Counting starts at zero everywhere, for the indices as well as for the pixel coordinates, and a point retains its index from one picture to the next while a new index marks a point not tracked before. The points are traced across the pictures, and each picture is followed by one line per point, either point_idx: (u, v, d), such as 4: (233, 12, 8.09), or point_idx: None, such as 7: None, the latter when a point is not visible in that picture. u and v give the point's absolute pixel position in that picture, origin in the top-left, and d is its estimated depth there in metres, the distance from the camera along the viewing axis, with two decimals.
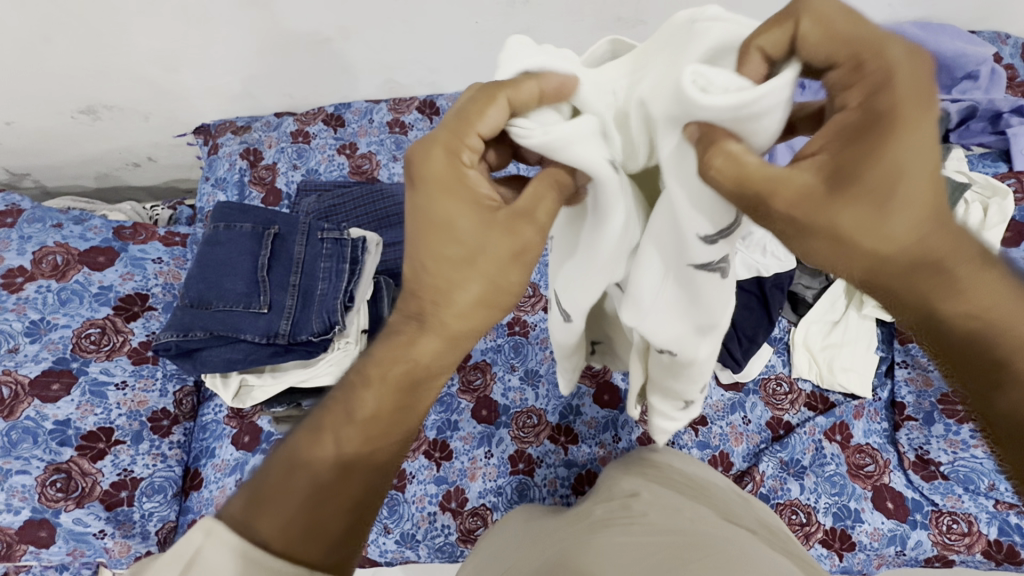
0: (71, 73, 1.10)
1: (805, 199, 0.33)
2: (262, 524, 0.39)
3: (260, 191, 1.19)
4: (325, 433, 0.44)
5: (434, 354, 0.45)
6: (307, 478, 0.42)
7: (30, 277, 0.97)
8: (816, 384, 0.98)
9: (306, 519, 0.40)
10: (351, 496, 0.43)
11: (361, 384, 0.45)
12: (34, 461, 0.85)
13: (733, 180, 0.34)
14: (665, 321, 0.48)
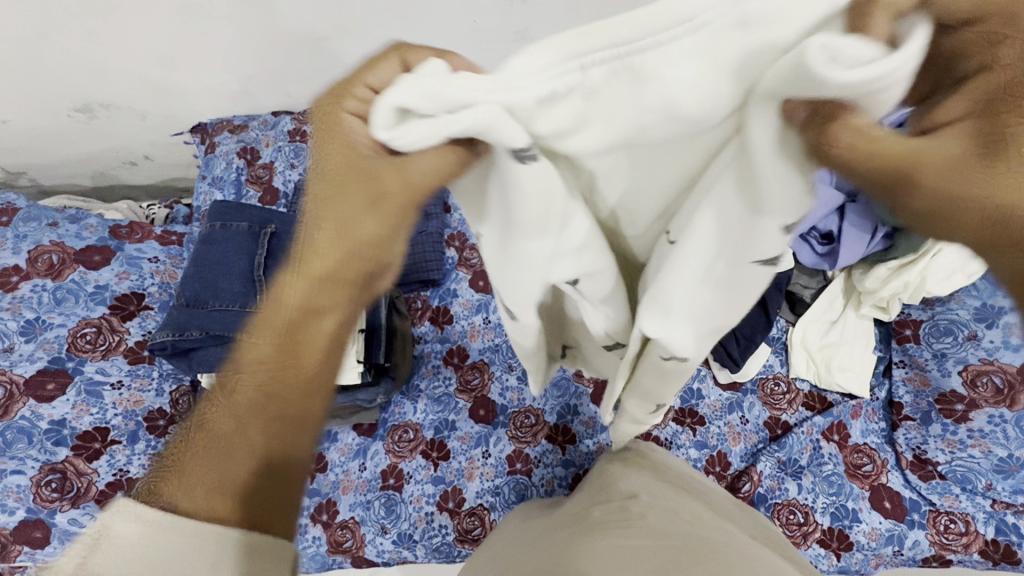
0: (67, 71, 1.10)
1: (955, 169, 0.26)
2: (169, 488, 0.38)
3: (258, 190, 1.20)
4: (217, 392, 0.41)
5: (302, 296, 0.35)
6: (212, 437, 0.40)
7: (26, 277, 0.97)
8: (814, 384, 0.98)
9: (213, 472, 0.38)
10: (254, 449, 0.39)
11: (254, 329, 0.38)
12: (30, 460, 0.84)
13: (866, 158, 0.25)
14: (690, 331, 0.40)
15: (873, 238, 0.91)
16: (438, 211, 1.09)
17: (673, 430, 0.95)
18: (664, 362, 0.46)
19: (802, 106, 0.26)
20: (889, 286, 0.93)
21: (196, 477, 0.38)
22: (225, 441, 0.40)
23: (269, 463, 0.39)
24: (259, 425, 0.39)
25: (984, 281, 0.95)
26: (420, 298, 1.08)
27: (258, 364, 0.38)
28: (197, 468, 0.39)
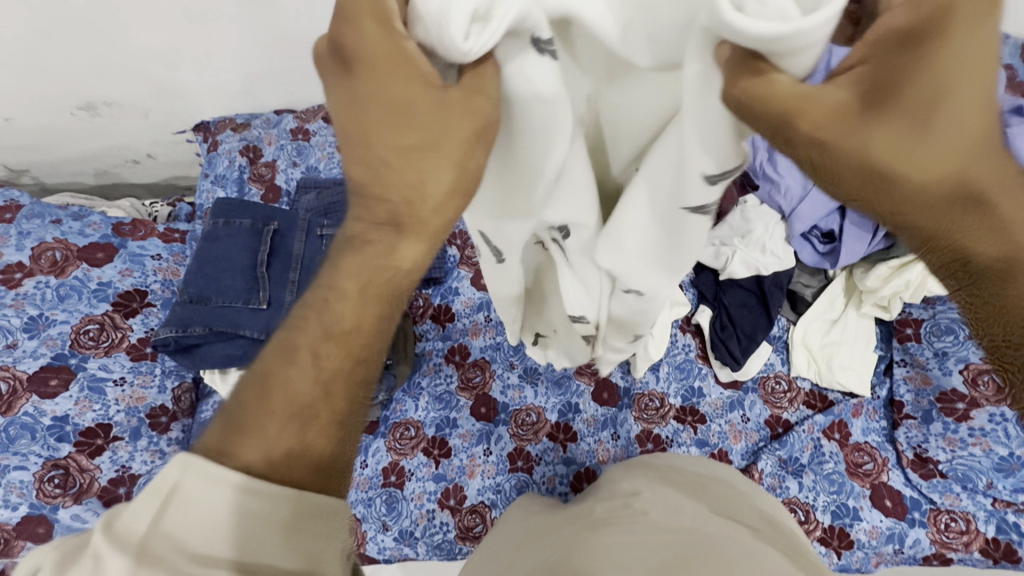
0: (71, 69, 1.10)
1: (837, 118, 0.29)
2: (240, 451, 0.38)
3: (259, 187, 1.22)
4: (301, 351, 0.41)
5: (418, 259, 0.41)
6: (287, 405, 0.40)
7: (29, 273, 0.97)
8: (815, 383, 0.98)
9: (292, 440, 0.39)
10: (337, 412, 0.41)
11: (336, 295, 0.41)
12: (32, 456, 0.85)
13: (759, 101, 0.28)
14: (649, 271, 0.47)
15: (874, 238, 0.93)
16: None
17: (674, 428, 0.96)
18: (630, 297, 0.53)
19: (728, 47, 0.28)
20: (889, 284, 0.93)
21: (268, 437, 0.39)
22: (305, 408, 0.40)
23: (344, 426, 0.42)
24: (339, 389, 0.42)
25: None
26: (421, 297, 1.08)
27: (356, 334, 0.42)
28: (267, 428, 0.39)
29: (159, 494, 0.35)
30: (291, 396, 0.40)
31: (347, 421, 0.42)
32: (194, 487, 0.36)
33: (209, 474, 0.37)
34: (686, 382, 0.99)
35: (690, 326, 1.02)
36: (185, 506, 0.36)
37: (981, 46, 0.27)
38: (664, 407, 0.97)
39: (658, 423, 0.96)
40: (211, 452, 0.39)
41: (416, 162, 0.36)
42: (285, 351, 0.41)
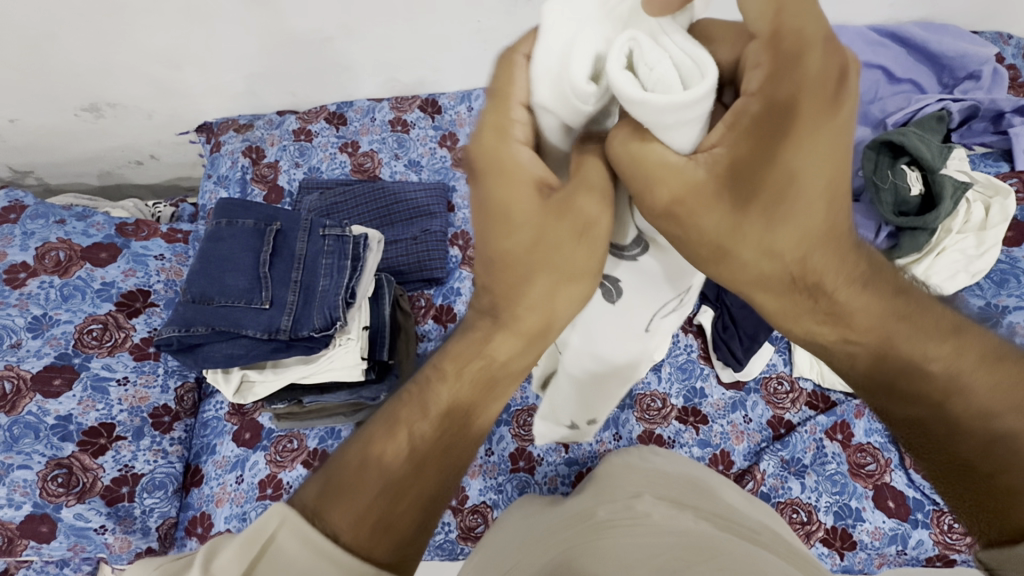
0: (75, 70, 1.11)
1: (697, 192, 0.35)
2: (333, 515, 0.37)
3: (262, 188, 1.20)
4: (404, 424, 0.42)
5: (511, 355, 0.44)
6: (382, 475, 0.39)
7: (33, 273, 0.97)
8: (817, 383, 0.98)
9: (383, 510, 0.38)
10: (426, 490, 0.40)
11: (439, 376, 0.44)
12: (36, 455, 0.85)
13: (632, 163, 0.35)
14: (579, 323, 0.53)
15: (877, 237, 0.92)
16: (442, 210, 1.12)
17: (676, 429, 0.95)
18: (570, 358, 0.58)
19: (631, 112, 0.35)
20: None
21: (362, 507, 0.37)
22: (399, 481, 0.39)
23: (427, 510, 0.40)
24: (431, 467, 0.41)
25: (987, 280, 0.91)
26: (423, 296, 1.08)
27: (454, 415, 0.43)
28: (363, 497, 0.38)
29: (255, 541, 0.33)
30: (384, 469, 0.39)
31: (433, 505, 0.41)
32: (291, 543, 0.34)
33: (305, 532, 0.34)
34: (688, 382, 0.99)
35: (692, 327, 1.04)
36: (276, 563, 0.33)
37: (819, 154, 0.33)
38: (666, 407, 0.97)
39: (660, 423, 0.96)
40: (304, 508, 0.37)
41: (506, 266, 0.41)
42: (389, 421, 0.42)
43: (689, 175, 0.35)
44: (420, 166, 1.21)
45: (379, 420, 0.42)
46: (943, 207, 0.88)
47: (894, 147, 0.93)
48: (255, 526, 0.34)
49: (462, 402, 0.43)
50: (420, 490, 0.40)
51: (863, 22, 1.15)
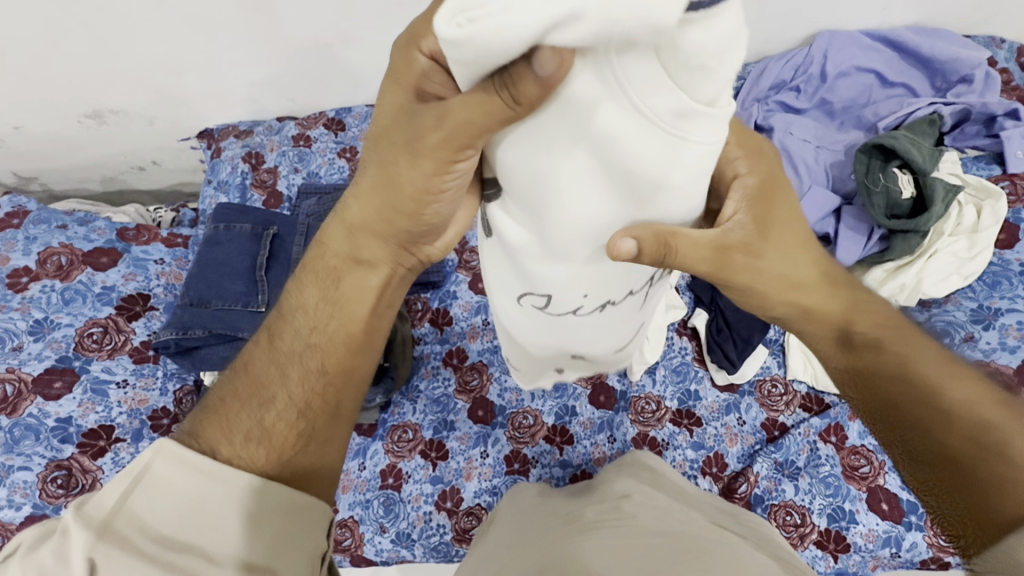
0: (77, 78, 1.13)
1: (751, 238, 0.50)
2: (211, 435, 0.47)
3: (261, 193, 1.21)
4: (269, 337, 0.52)
5: (345, 243, 0.52)
6: (256, 382, 0.50)
7: (35, 277, 0.99)
8: (812, 386, 0.98)
9: (254, 423, 0.47)
10: (293, 397, 0.49)
11: (300, 283, 0.54)
12: (36, 457, 0.87)
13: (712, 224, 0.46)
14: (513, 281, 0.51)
15: (869, 241, 0.94)
16: None
17: (670, 431, 0.96)
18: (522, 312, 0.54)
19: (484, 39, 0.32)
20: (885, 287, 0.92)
21: (236, 424, 0.47)
22: (265, 389, 0.49)
23: (302, 413, 0.49)
24: (293, 370, 0.50)
25: (979, 282, 0.91)
26: (420, 299, 1.09)
27: (307, 319, 0.52)
28: (238, 414, 0.48)
29: (134, 472, 0.42)
30: (256, 389, 0.49)
31: (308, 404, 0.49)
32: (169, 468, 0.43)
33: (183, 454, 0.43)
34: (683, 385, 0.99)
35: (687, 329, 1.04)
36: (155, 483, 0.42)
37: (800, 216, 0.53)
38: (661, 410, 0.97)
39: (654, 426, 0.96)
40: (186, 438, 0.47)
41: (377, 155, 0.46)
42: (262, 337, 0.53)
43: (733, 226, 0.49)
44: None
45: (251, 350, 0.53)
46: (934, 210, 0.88)
47: (885, 151, 0.94)
48: (136, 462, 0.42)
49: (313, 301, 0.52)
50: (287, 397, 0.49)
51: (857, 26, 1.16)
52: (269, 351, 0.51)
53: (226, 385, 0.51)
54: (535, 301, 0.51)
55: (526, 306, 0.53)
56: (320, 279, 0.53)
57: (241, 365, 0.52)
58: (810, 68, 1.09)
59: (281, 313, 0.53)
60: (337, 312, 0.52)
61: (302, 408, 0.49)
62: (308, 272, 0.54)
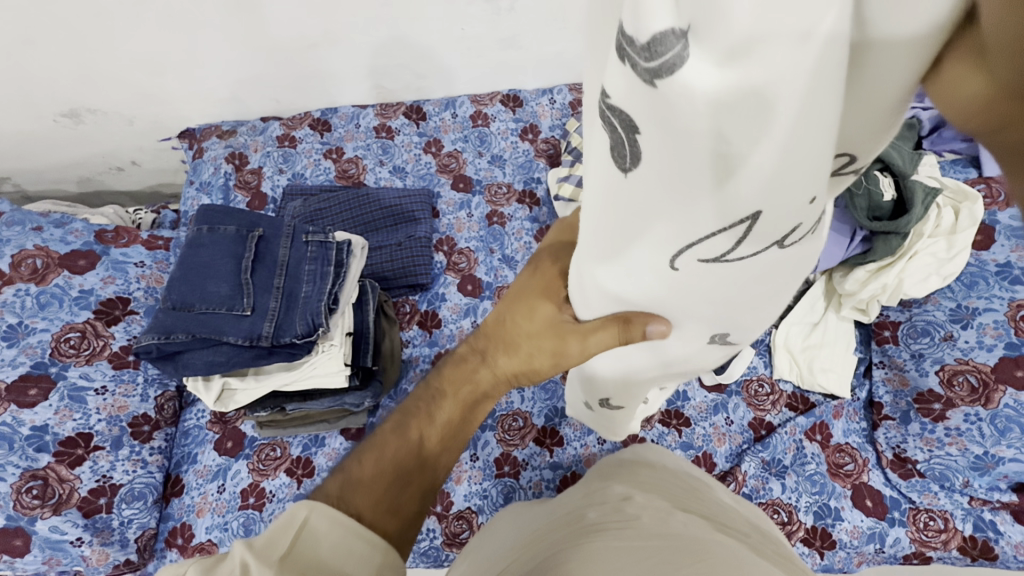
0: (53, 76, 1.09)
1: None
2: (356, 501, 0.47)
3: (245, 194, 1.19)
4: (414, 429, 0.56)
5: (493, 383, 0.61)
6: (392, 467, 0.52)
7: (8, 281, 0.95)
8: (797, 385, 1.00)
9: (392, 498, 0.49)
10: (425, 484, 0.53)
11: (439, 397, 0.60)
12: (10, 467, 0.83)
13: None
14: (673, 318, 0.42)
15: (852, 242, 0.95)
16: (427, 216, 1.13)
17: (659, 432, 0.96)
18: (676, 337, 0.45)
19: None
20: (867, 288, 0.95)
21: (378, 494, 0.49)
22: (406, 473, 0.52)
23: (425, 497, 0.53)
24: (430, 466, 0.55)
25: (957, 283, 0.94)
26: (408, 302, 1.09)
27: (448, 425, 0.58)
28: (377, 486, 0.50)
29: (290, 527, 0.40)
30: (398, 457, 0.53)
31: (432, 492, 0.54)
32: (320, 522, 0.41)
33: (330, 514, 0.42)
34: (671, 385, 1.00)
35: None
36: (312, 541, 0.40)
37: None
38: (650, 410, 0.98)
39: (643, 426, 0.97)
40: (326, 496, 0.47)
41: (512, 334, 0.58)
42: (399, 430, 0.56)
43: None
44: (405, 172, 1.21)
45: (392, 426, 0.57)
46: (914, 212, 0.91)
47: None
48: (285, 517, 0.41)
49: (456, 414, 0.59)
50: (421, 481, 0.53)
51: None
52: (415, 436, 0.56)
53: (363, 451, 0.54)
54: (701, 253, 0.32)
55: (684, 268, 0.34)
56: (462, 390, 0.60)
57: (380, 436, 0.55)
58: None
59: (427, 396, 0.60)
60: (469, 423, 0.61)
61: (427, 498, 0.53)
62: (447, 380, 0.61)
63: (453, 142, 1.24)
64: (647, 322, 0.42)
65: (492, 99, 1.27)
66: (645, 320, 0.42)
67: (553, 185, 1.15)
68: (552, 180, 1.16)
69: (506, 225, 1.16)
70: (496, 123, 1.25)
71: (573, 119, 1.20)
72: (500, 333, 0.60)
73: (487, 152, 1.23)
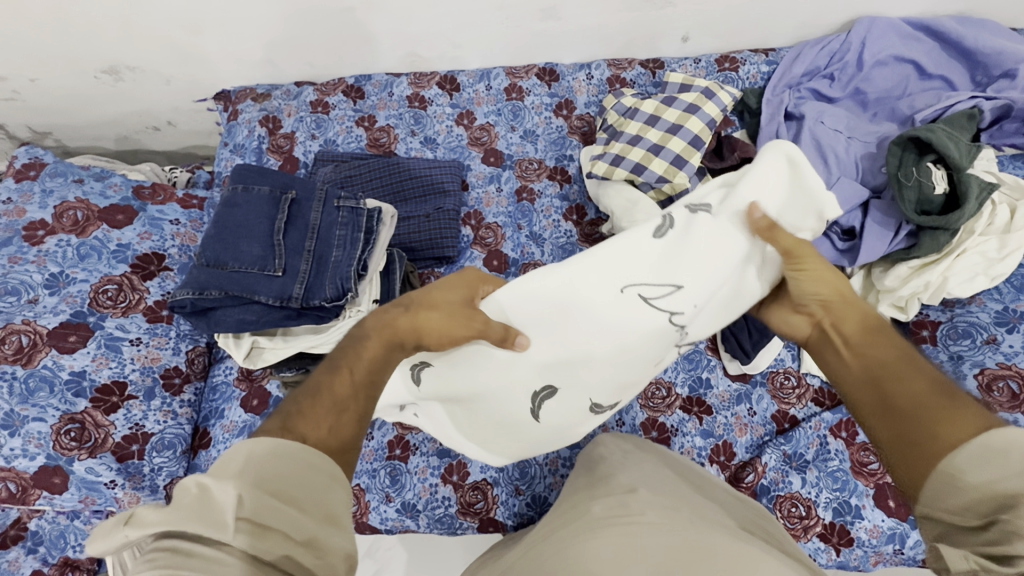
0: (96, 32, 1.10)
1: None
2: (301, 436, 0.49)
3: (277, 158, 1.20)
4: (345, 367, 0.57)
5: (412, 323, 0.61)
6: (334, 399, 0.54)
7: (51, 231, 0.98)
8: (825, 380, 0.97)
9: (327, 433, 0.50)
10: (345, 428, 0.52)
11: (365, 338, 0.60)
12: (50, 409, 0.87)
13: None
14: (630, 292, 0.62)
15: (896, 237, 0.92)
16: (456, 188, 1.11)
17: (680, 418, 0.95)
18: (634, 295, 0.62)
19: None
20: (908, 285, 0.91)
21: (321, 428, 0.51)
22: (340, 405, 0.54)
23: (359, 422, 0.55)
24: (361, 395, 0.56)
25: (1007, 285, 0.92)
26: (434, 275, 1.09)
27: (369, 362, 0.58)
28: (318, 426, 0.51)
29: (236, 458, 0.43)
30: (335, 393, 0.54)
31: (365, 419, 0.56)
32: (263, 445, 0.45)
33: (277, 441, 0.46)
34: (694, 372, 0.99)
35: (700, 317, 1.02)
36: (261, 466, 0.43)
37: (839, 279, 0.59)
38: (671, 396, 0.97)
39: (664, 412, 0.96)
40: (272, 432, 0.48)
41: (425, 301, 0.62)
42: (332, 369, 0.57)
43: None
44: (436, 143, 1.20)
45: (323, 369, 0.57)
46: (966, 207, 0.86)
47: (919, 145, 0.92)
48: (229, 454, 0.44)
49: (380, 354, 0.59)
50: (350, 421, 0.53)
51: (896, 14, 1.15)
52: (346, 373, 0.57)
53: (298, 397, 0.53)
54: (643, 290, 0.62)
55: (629, 291, 0.62)
56: (381, 332, 0.60)
57: (313, 385, 0.55)
58: (845, 56, 1.10)
59: (352, 344, 0.59)
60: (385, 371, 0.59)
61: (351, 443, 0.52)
62: (369, 335, 0.60)
63: (486, 114, 1.22)
64: (519, 335, 0.64)
65: (527, 72, 1.24)
66: (517, 334, 0.63)
67: (586, 162, 1.13)
68: (585, 159, 1.14)
69: (535, 201, 1.14)
70: (530, 97, 1.22)
71: (609, 96, 1.16)
72: (414, 297, 0.63)
73: (520, 127, 1.21)
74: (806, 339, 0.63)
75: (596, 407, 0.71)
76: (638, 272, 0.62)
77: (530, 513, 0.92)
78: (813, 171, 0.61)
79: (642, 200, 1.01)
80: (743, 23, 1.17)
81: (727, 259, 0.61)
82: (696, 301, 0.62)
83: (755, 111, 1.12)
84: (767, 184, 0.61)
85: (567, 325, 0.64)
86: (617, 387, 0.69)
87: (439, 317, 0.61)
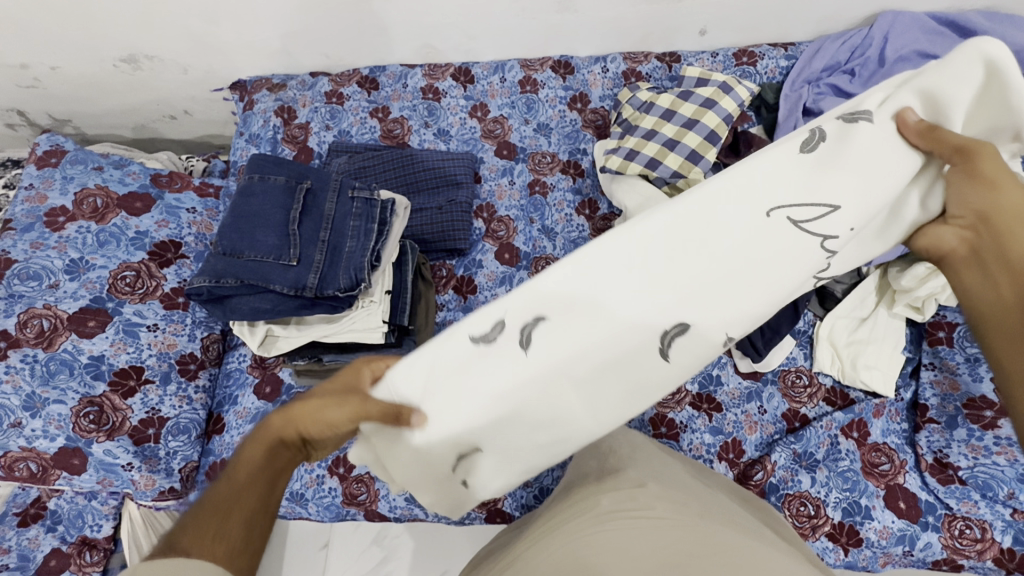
0: (117, 22, 1.11)
1: None
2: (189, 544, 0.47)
3: (292, 148, 1.20)
4: (231, 468, 0.54)
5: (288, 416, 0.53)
6: (222, 506, 0.51)
7: (71, 218, 0.99)
8: (837, 380, 0.97)
9: (219, 534, 0.48)
10: (239, 530, 0.49)
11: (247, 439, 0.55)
12: (70, 392, 0.88)
13: None
14: (780, 214, 0.53)
15: None
16: (469, 180, 1.11)
17: (689, 414, 0.95)
18: (778, 216, 0.53)
19: None
20: (926, 286, 0.88)
21: (215, 533, 0.48)
22: (230, 504, 0.51)
23: (258, 524, 0.51)
24: (252, 494, 0.52)
25: None
26: (446, 267, 1.09)
27: (248, 461, 0.53)
28: (210, 531, 0.48)
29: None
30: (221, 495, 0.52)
31: (265, 518, 0.52)
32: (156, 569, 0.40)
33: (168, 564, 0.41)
34: (705, 369, 0.98)
35: None
36: None
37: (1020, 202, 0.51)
38: (681, 392, 0.97)
39: (673, 408, 0.96)
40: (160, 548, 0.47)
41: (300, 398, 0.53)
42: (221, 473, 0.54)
43: None
44: (449, 136, 1.20)
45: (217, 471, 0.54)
46: None
47: None
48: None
49: (263, 456, 0.53)
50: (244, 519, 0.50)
51: (921, 8, 1.13)
52: (232, 474, 0.53)
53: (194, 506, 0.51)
54: (791, 209, 0.53)
55: (774, 214, 0.53)
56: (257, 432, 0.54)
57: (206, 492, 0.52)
58: (868, 52, 1.08)
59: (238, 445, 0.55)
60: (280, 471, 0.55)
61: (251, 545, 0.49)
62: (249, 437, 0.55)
63: (500, 107, 1.22)
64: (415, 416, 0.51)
65: (543, 64, 1.23)
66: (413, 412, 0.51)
67: (599, 156, 1.13)
68: (598, 153, 1.14)
69: (548, 195, 1.14)
70: (544, 90, 1.22)
71: (624, 90, 1.16)
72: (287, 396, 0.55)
73: (533, 120, 1.20)
74: (947, 255, 0.56)
75: (725, 343, 0.53)
76: (786, 188, 0.53)
77: (536, 505, 0.93)
78: (1017, 73, 0.50)
79: (656, 196, 1.00)
80: (763, 17, 1.16)
81: (895, 173, 0.53)
82: (852, 221, 0.53)
83: (772, 107, 1.11)
84: (955, 85, 0.52)
85: (580, 325, 0.50)
86: (754, 318, 0.53)
87: (318, 404, 0.52)
